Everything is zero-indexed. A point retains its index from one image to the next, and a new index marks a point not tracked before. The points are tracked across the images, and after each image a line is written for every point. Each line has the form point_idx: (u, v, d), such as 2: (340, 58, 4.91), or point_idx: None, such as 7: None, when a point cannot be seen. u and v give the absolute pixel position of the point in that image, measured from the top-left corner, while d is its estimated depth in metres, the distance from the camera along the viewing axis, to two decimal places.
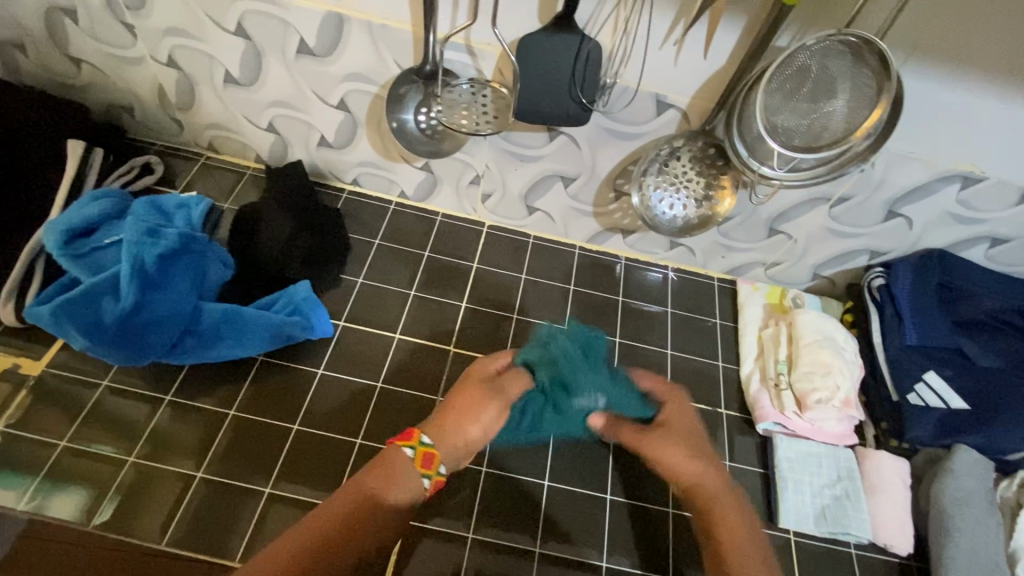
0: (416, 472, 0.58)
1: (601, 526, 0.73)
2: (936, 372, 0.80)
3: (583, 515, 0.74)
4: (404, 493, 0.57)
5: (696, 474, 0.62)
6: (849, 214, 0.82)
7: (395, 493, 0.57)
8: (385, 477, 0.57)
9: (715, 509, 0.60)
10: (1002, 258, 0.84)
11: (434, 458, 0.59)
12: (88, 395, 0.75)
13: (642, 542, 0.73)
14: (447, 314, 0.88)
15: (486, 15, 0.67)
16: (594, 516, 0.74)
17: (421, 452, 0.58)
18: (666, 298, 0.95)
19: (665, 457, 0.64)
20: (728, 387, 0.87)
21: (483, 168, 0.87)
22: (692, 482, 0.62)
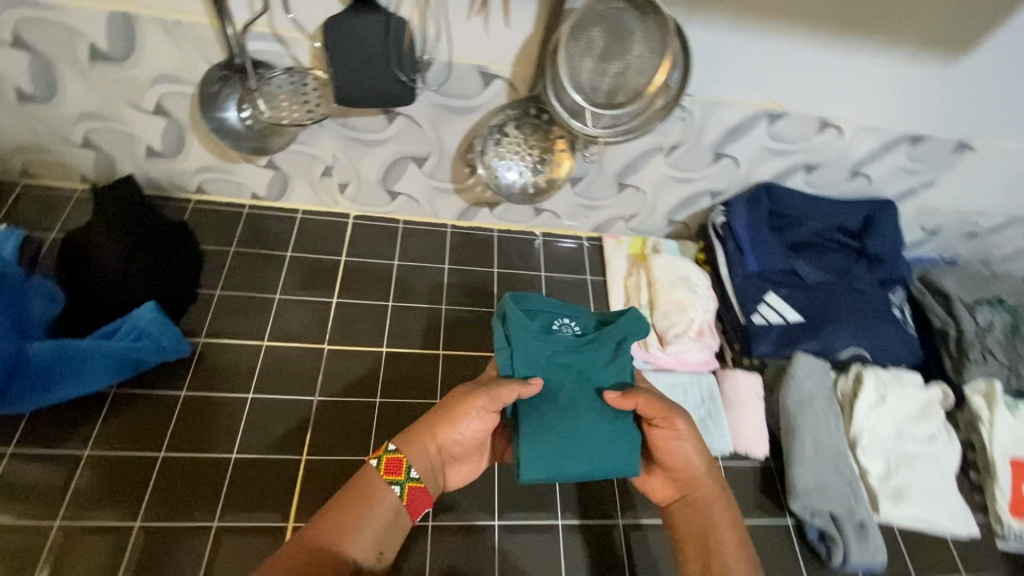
0: (386, 483, 0.61)
1: (491, 489, 0.77)
2: (775, 292, 0.90)
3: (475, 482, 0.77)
4: (380, 515, 0.60)
5: (705, 485, 0.68)
6: (683, 160, 0.88)
7: (376, 513, 0.60)
8: (364, 502, 0.60)
9: (709, 510, 0.67)
10: (820, 183, 0.93)
11: (402, 465, 0.62)
12: None
13: (532, 495, 0.77)
14: (319, 312, 0.86)
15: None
16: (483, 481, 0.77)
17: (387, 460, 0.62)
18: (540, 262, 0.98)
19: (671, 447, 0.69)
20: None
21: (332, 158, 0.85)
22: (694, 491, 0.68)
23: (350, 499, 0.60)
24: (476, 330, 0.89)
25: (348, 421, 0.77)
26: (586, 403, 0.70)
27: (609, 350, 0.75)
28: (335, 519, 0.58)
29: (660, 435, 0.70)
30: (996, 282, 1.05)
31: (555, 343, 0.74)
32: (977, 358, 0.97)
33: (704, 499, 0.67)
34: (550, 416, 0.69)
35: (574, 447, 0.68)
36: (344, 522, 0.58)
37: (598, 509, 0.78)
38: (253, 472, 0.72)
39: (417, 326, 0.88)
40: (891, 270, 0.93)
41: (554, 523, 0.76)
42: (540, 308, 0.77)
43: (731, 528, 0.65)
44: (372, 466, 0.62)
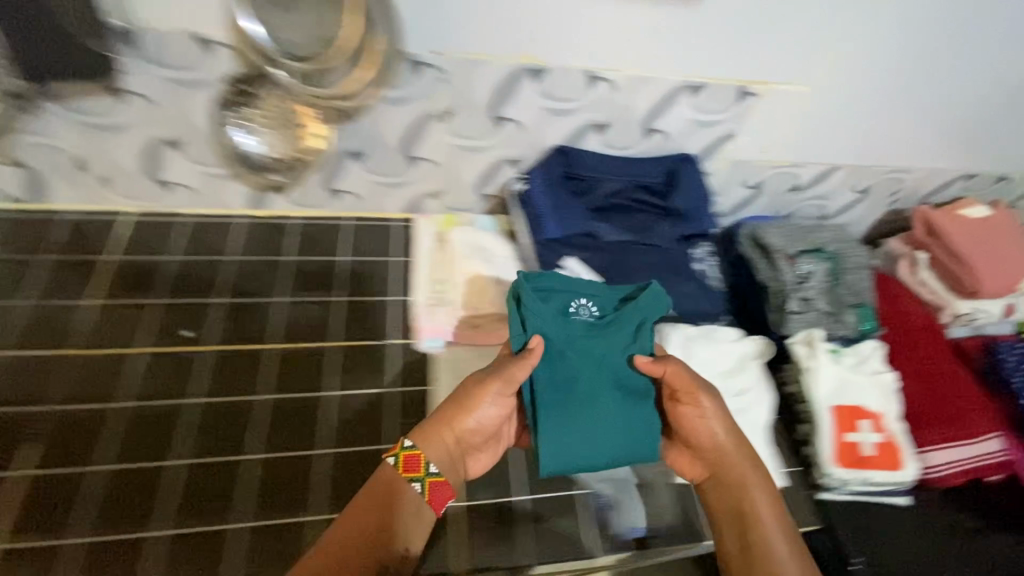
0: (406, 480, 0.63)
1: (232, 488, 0.68)
2: (573, 256, 0.87)
3: (211, 481, 0.68)
4: (407, 512, 0.62)
5: (738, 463, 0.70)
6: (464, 128, 0.84)
7: (405, 509, 0.62)
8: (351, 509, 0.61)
9: (745, 485, 0.69)
10: (615, 142, 0.91)
11: (421, 461, 0.64)
12: None
13: (285, 492, 0.69)
14: (75, 317, 0.79)
15: None
16: (227, 477, 0.69)
17: (405, 457, 0.64)
18: (341, 248, 0.93)
19: (697, 425, 0.71)
20: (395, 319, 0.86)
21: (78, 148, 0.79)
22: (718, 470, 0.70)
23: (368, 503, 0.62)
24: (257, 322, 0.83)
25: (84, 431, 0.70)
26: (597, 386, 0.71)
27: (644, 327, 0.74)
28: (343, 522, 0.60)
29: (700, 412, 0.71)
30: (818, 232, 1.05)
31: (568, 325, 0.73)
32: (796, 308, 0.95)
33: (739, 477, 0.69)
34: (562, 403, 0.69)
35: (609, 425, 0.69)
36: (324, 533, 0.59)
37: (361, 498, 0.69)
38: None
39: (189, 323, 0.81)
40: (692, 225, 0.92)
41: (302, 518, 0.67)
42: (573, 288, 0.76)
43: (773, 504, 0.68)
44: (389, 465, 0.65)
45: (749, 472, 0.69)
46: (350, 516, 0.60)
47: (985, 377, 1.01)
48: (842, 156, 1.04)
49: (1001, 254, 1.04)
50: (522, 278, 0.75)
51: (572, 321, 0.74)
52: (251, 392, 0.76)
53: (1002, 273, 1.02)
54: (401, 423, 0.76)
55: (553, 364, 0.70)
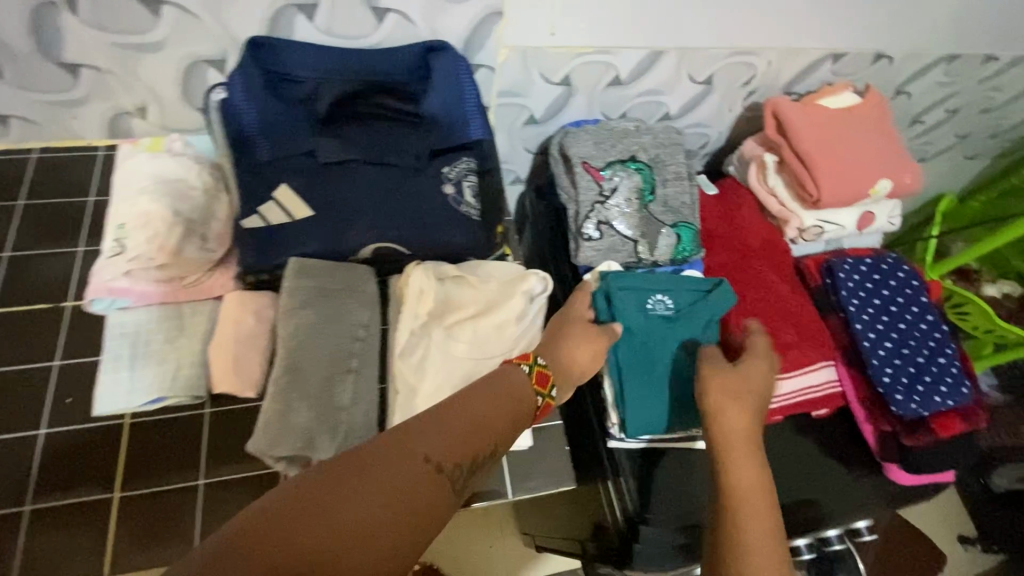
0: (534, 388, 0.60)
1: None
2: (285, 183, 0.68)
3: None
4: (519, 417, 0.57)
5: (746, 442, 0.63)
6: (107, 19, 0.65)
7: (523, 416, 0.58)
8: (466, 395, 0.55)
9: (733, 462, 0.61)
10: (339, 29, 0.72)
11: (549, 377, 0.63)
12: None
13: None
14: None
15: None
16: None
17: (539, 371, 0.62)
18: (23, 187, 0.76)
19: (727, 404, 0.66)
20: (80, 271, 0.72)
21: None
22: (722, 433, 0.64)
23: (508, 388, 0.58)
24: None
25: None
26: (680, 372, 0.76)
27: (699, 325, 0.78)
28: (491, 403, 0.55)
29: (726, 386, 0.67)
30: (637, 136, 0.86)
31: (650, 319, 0.76)
32: (591, 234, 0.81)
33: (734, 447, 0.63)
34: (648, 390, 0.75)
35: (683, 406, 0.76)
36: (482, 406, 0.55)
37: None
38: None
39: None
40: (446, 134, 0.73)
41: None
42: (637, 286, 0.78)
43: (763, 485, 0.60)
44: (523, 372, 0.61)
45: (754, 451, 0.62)
46: (490, 398, 0.56)
47: (821, 301, 0.88)
48: (662, 38, 0.84)
49: (855, 151, 0.87)
50: (604, 278, 0.78)
51: (652, 315, 0.77)
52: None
53: (852, 176, 0.86)
54: (58, 402, 0.64)
55: (642, 354, 0.75)
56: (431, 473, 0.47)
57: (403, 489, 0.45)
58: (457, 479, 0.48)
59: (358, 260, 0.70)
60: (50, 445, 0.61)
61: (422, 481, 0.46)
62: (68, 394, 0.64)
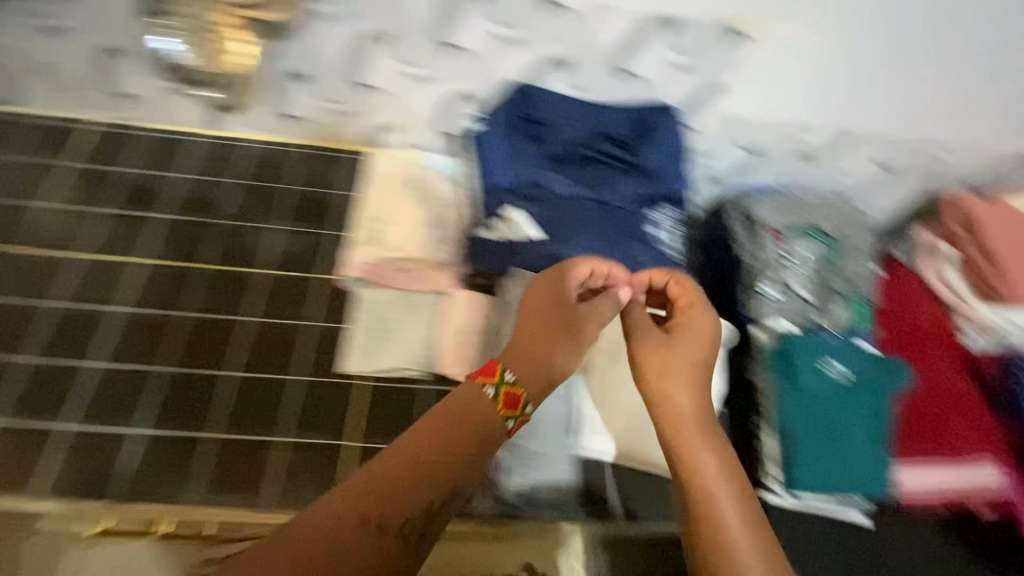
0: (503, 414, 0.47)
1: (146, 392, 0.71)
2: (517, 205, 0.80)
3: (124, 389, 0.71)
4: (485, 429, 0.46)
5: (698, 460, 0.51)
6: (408, 53, 0.80)
7: (495, 439, 0.47)
8: (412, 434, 0.44)
9: (697, 463, 0.51)
10: (584, 84, 0.82)
11: (519, 399, 0.48)
12: None
13: (192, 403, 0.71)
14: (23, 212, 0.82)
15: None
16: (142, 382, 0.71)
17: (506, 393, 0.48)
18: (286, 176, 0.89)
19: (664, 380, 0.55)
20: (326, 252, 0.84)
21: (48, 52, 0.83)
22: (661, 417, 0.54)
23: (472, 413, 0.46)
24: (194, 236, 0.84)
25: (15, 320, 0.74)
26: (850, 437, 0.78)
27: (874, 395, 0.80)
28: (452, 433, 0.45)
29: (688, 355, 0.57)
30: (818, 208, 0.91)
31: (825, 381, 0.80)
32: (774, 295, 0.85)
33: (694, 452, 0.51)
34: (816, 448, 0.78)
35: (849, 471, 0.78)
36: (450, 442, 0.44)
37: (264, 426, 0.70)
38: None
39: (126, 233, 0.83)
40: (660, 186, 0.81)
41: (208, 435, 0.69)
42: (814, 348, 0.81)
43: (739, 501, 0.49)
44: (489, 398, 0.48)
45: (707, 441, 0.52)
46: (448, 429, 0.45)
47: None
48: (860, 122, 0.89)
49: None
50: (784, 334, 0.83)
51: (827, 378, 0.80)
52: (171, 308, 0.77)
53: None
54: (312, 356, 0.75)
55: (814, 413, 0.79)
56: (370, 535, 0.38)
57: (363, 563, 0.37)
58: (416, 529, 0.40)
59: None
60: (307, 389, 0.73)
61: (349, 554, 0.37)
62: (319, 351, 0.76)
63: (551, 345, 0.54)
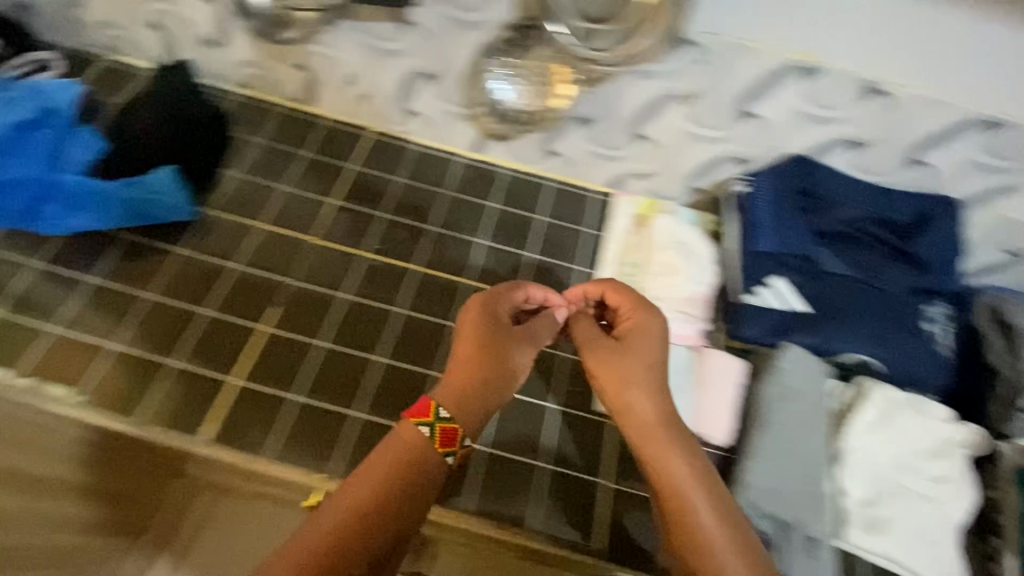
0: (414, 424, 0.57)
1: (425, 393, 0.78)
2: (785, 277, 0.80)
3: (408, 386, 0.78)
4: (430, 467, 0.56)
5: (672, 473, 0.59)
6: (704, 116, 0.81)
7: (429, 468, 0.56)
8: (347, 487, 0.54)
9: (667, 470, 0.59)
10: (867, 166, 0.82)
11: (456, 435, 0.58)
12: None
13: None
14: (317, 209, 0.92)
15: None
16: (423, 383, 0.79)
17: (440, 430, 0.57)
18: (542, 207, 0.96)
19: (624, 393, 0.63)
20: (579, 289, 0.89)
21: (354, 64, 0.89)
22: (628, 423, 0.63)
23: (403, 450, 0.57)
24: (459, 253, 0.91)
25: (312, 307, 0.82)
26: None
27: None
28: (389, 479, 0.55)
29: (604, 361, 0.65)
30: None
31: None
32: None
33: (665, 454, 0.60)
34: None
35: None
36: (368, 486, 0.54)
37: (529, 447, 0.76)
38: (224, 332, 0.78)
39: (401, 242, 0.91)
40: (931, 278, 0.80)
41: (482, 445, 0.75)
42: None
43: (718, 515, 0.57)
44: (424, 437, 0.57)
45: (666, 437, 0.60)
46: (365, 471, 0.55)
47: None
48: None
49: None
50: None
51: None
52: (446, 319, 0.84)
53: None
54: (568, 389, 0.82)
55: None
56: None
57: None
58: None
59: (828, 364, 0.78)
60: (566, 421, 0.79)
61: None
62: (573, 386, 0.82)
63: (482, 371, 0.62)
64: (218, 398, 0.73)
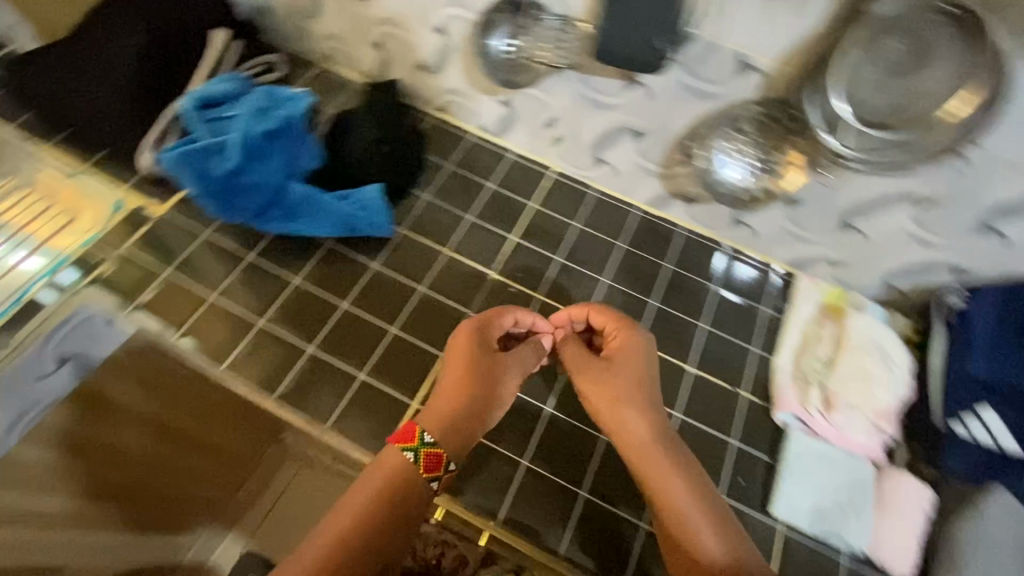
0: (399, 449, 0.62)
1: (586, 458, 0.78)
2: (999, 412, 0.72)
3: (571, 446, 0.79)
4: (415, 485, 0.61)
5: (670, 492, 0.62)
6: (935, 220, 0.76)
7: (415, 486, 0.61)
8: (340, 510, 0.59)
9: (663, 487, 0.63)
10: None
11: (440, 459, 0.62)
12: (200, 232, 0.89)
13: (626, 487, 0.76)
14: (497, 243, 0.94)
15: None
16: (586, 444, 0.79)
17: (426, 456, 0.62)
18: (718, 276, 0.93)
19: (619, 410, 0.67)
20: (756, 374, 0.85)
21: (560, 110, 0.90)
22: (621, 435, 0.67)
23: (384, 469, 0.61)
24: (632, 311, 0.89)
25: None
26: None
27: None
28: (370, 500, 0.59)
29: (597, 380, 0.70)
30: None
31: None
32: None
33: (660, 473, 0.63)
34: None
35: None
36: (358, 506, 0.59)
37: None
38: (406, 354, 0.83)
39: (576, 290, 0.91)
40: None
41: (637, 524, 0.74)
42: None
43: (720, 527, 0.60)
44: (408, 462, 0.61)
45: (662, 456, 0.64)
46: (367, 489, 0.59)
47: None
48: None
49: None
50: None
51: None
52: None
53: None
54: (733, 478, 0.77)
55: None
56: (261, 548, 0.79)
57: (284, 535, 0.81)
58: None
59: None
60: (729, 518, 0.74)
61: None
62: (743, 478, 0.77)
63: (469, 390, 0.67)
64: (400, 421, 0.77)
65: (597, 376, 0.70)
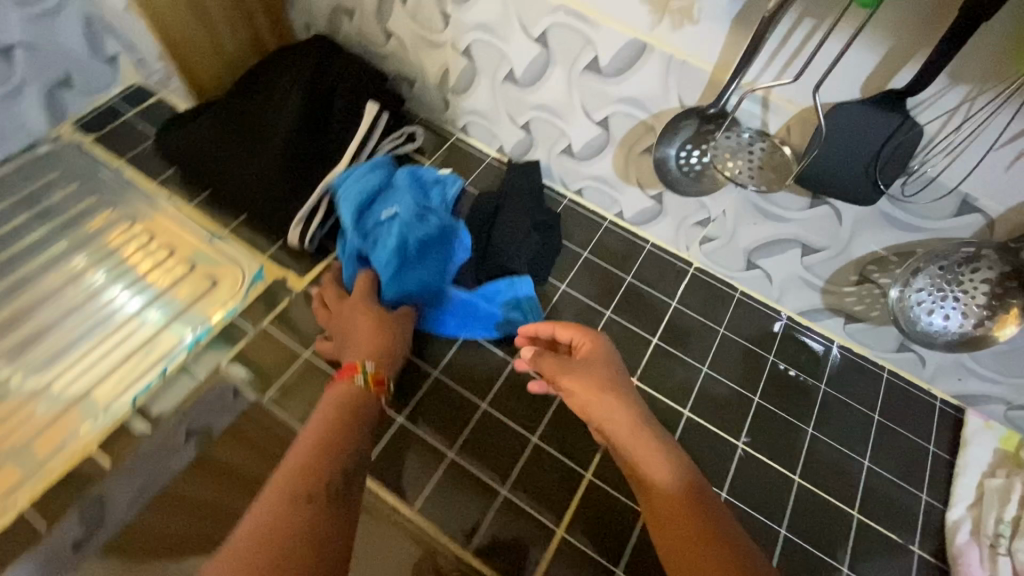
0: (348, 376, 0.67)
1: None
2: None
3: None
4: (365, 403, 0.66)
5: (653, 475, 0.61)
6: None
7: (368, 405, 0.66)
8: (302, 437, 0.60)
9: (643, 472, 0.62)
10: None
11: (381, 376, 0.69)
12: None
13: None
14: (637, 346, 0.89)
15: (810, 77, 0.62)
16: None
17: (369, 377, 0.68)
18: (876, 403, 0.87)
19: (599, 403, 0.67)
20: (928, 525, 0.78)
21: (719, 213, 0.84)
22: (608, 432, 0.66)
23: (339, 392, 0.66)
24: (785, 436, 0.83)
25: None
26: None
27: None
28: (324, 413, 0.63)
29: (573, 375, 0.69)
30: None
31: None
32: None
33: (642, 459, 0.63)
34: None
35: None
36: (320, 424, 0.61)
37: None
38: (550, 470, 0.75)
39: (722, 406, 0.85)
40: None
41: None
42: None
43: (700, 500, 0.59)
44: (357, 384, 0.67)
45: (649, 441, 0.63)
46: (328, 413, 0.63)
47: None
48: None
49: None
50: None
51: None
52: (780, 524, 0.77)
53: None
54: None
55: None
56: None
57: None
58: (334, 489, 0.55)
59: None
60: None
61: (288, 512, 0.51)
62: None
63: (384, 327, 0.75)
64: (547, 551, 0.70)
65: (578, 375, 0.69)
